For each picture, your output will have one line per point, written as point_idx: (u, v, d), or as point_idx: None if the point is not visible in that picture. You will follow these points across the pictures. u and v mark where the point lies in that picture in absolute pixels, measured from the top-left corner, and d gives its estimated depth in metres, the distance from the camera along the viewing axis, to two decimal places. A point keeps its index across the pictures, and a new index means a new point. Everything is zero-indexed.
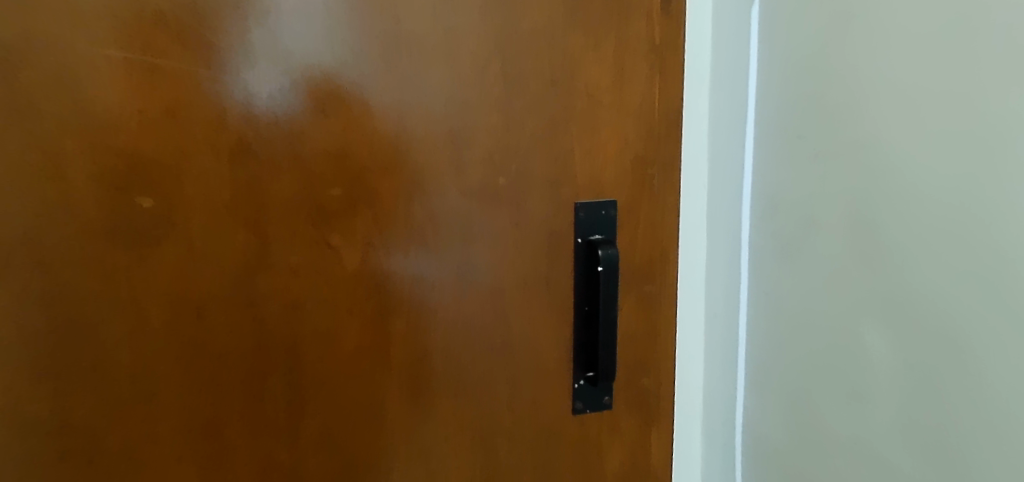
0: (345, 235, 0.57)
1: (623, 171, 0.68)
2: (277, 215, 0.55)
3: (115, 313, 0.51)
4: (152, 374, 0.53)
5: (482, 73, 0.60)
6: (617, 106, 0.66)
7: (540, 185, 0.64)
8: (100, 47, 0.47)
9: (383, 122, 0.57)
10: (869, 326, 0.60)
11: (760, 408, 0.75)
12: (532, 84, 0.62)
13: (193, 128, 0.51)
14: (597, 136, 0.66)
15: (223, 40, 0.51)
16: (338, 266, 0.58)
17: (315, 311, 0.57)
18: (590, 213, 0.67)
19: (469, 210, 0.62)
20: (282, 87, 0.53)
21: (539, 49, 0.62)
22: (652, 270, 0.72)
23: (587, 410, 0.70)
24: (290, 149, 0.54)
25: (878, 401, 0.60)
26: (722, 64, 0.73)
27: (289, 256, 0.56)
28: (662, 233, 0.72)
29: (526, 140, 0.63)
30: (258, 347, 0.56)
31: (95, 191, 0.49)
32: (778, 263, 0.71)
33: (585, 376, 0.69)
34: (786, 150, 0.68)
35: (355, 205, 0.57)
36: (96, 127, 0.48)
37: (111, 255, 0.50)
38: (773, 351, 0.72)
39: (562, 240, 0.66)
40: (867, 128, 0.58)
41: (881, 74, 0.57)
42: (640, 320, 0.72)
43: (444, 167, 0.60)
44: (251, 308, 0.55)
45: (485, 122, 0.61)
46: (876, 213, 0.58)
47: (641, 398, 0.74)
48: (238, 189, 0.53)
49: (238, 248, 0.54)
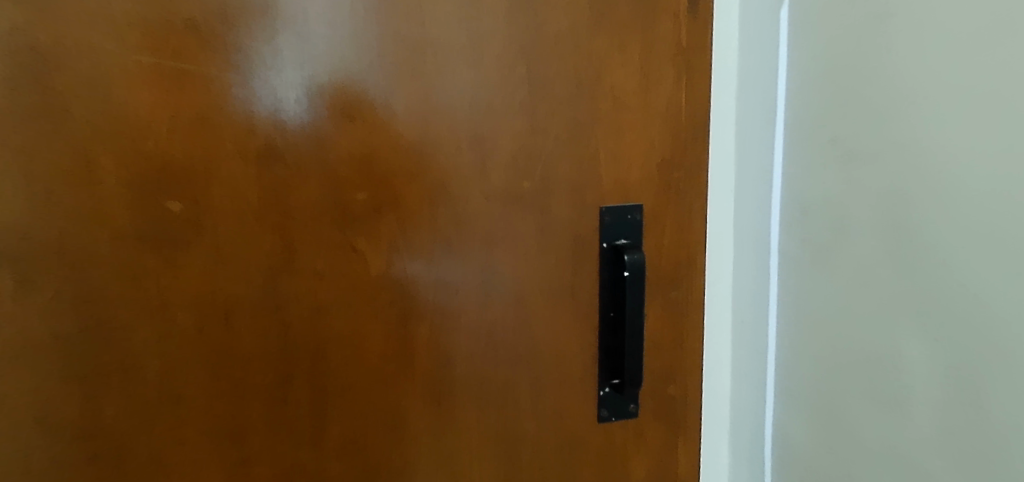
0: (370, 240, 0.57)
1: (649, 175, 0.67)
2: (303, 220, 0.55)
3: (143, 317, 0.51)
4: (178, 377, 0.53)
5: (507, 76, 0.60)
6: (642, 109, 0.65)
7: (565, 189, 0.64)
8: (129, 52, 0.48)
9: (407, 126, 0.57)
10: (906, 334, 0.58)
11: (790, 419, 0.73)
12: (557, 87, 0.62)
13: (221, 133, 0.51)
14: (622, 140, 0.65)
15: (251, 45, 0.51)
16: (362, 270, 0.57)
17: (339, 316, 0.57)
18: (615, 218, 0.66)
19: (493, 214, 0.61)
20: (310, 93, 0.53)
21: (564, 52, 0.61)
22: (678, 276, 0.70)
23: (613, 419, 0.69)
24: (316, 154, 0.54)
25: (916, 410, 0.58)
26: (749, 66, 0.72)
27: (314, 261, 0.56)
28: (688, 238, 0.70)
29: (551, 144, 0.62)
30: (283, 351, 0.56)
31: (123, 195, 0.49)
32: (810, 270, 0.69)
33: (611, 384, 0.68)
34: (818, 154, 0.66)
35: (379, 210, 0.57)
36: (127, 132, 0.49)
37: (140, 259, 0.50)
38: (805, 361, 0.70)
39: (586, 244, 0.65)
40: (904, 130, 0.57)
41: (919, 75, 0.55)
42: (666, 327, 0.71)
43: (469, 171, 0.60)
44: (276, 313, 0.55)
45: (509, 126, 0.61)
46: (916, 213, 0.57)
47: (668, 406, 0.72)
48: (265, 193, 0.53)
49: (265, 252, 0.54)
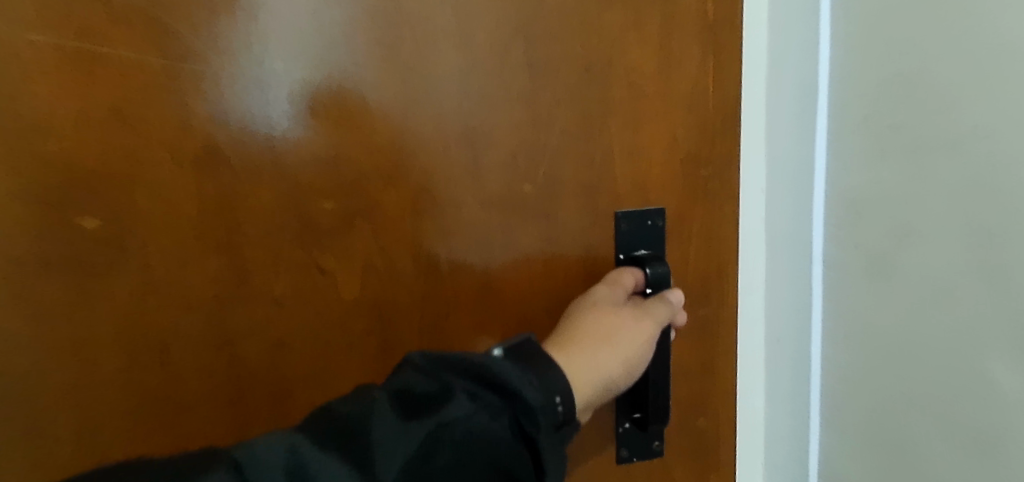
0: (340, 258, 0.48)
1: (672, 174, 0.57)
2: (255, 236, 0.45)
3: (53, 359, 0.41)
4: (100, 432, 0.43)
5: (502, 58, 0.50)
6: (663, 96, 0.56)
7: (574, 193, 0.54)
8: (20, 30, 0.38)
9: (383, 120, 0.47)
10: (998, 361, 0.48)
11: (843, 456, 0.63)
12: (561, 70, 0.52)
13: (148, 130, 0.41)
14: (640, 134, 0.55)
15: (179, 20, 0.41)
16: (333, 294, 0.48)
17: (304, 350, 0.47)
18: (635, 224, 0.56)
19: (490, 224, 0.52)
20: (262, 81, 0.44)
21: (570, 29, 0.51)
22: (707, 291, 0.61)
23: (635, 459, 0.61)
24: (270, 155, 0.44)
25: (1012, 453, 0.47)
26: (784, 42, 0.60)
27: (272, 285, 0.46)
28: (718, 246, 0.60)
29: (556, 139, 0.53)
30: (235, 394, 0.46)
31: (21, 210, 0.40)
32: (865, 281, 0.58)
33: (632, 418, 0.59)
34: (873, 144, 0.56)
35: (349, 221, 0.47)
36: (23, 131, 0.39)
37: (48, 288, 0.41)
38: (862, 387, 0.60)
39: (600, 257, 0.56)
40: (993, 112, 0.46)
41: (1010, 42, 0.45)
42: (693, 351, 0.61)
43: (459, 172, 0.50)
44: (226, 349, 0.45)
45: (507, 118, 0.51)
46: (1006, 212, 0.46)
47: (696, 440, 0.63)
48: (206, 202, 0.43)
49: (209, 275, 0.44)
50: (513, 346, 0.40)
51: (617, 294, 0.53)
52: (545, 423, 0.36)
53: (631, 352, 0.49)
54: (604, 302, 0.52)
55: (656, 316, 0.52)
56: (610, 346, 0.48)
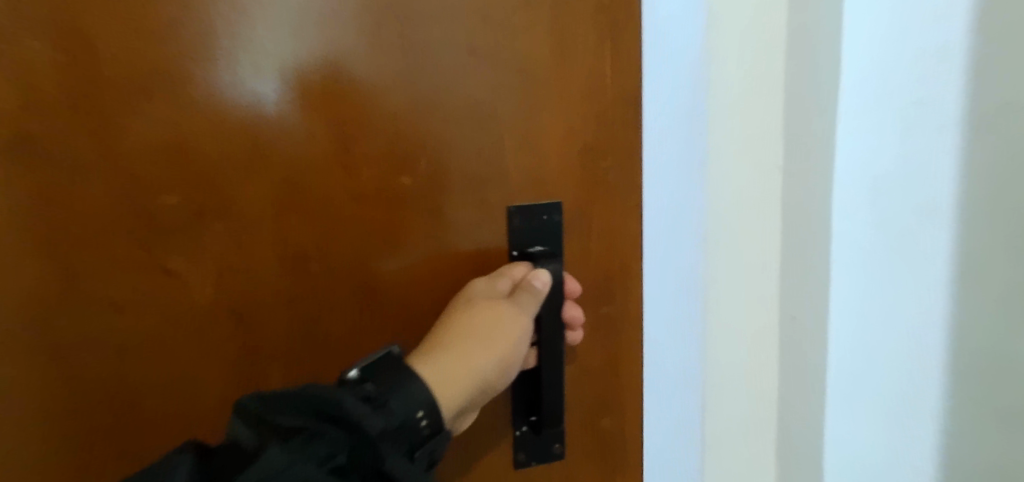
0: (188, 259, 0.44)
1: (570, 167, 0.54)
2: (85, 236, 0.41)
3: None
4: None
5: (372, 37, 0.46)
6: (558, 82, 0.52)
7: (460, 186, 0.51)
8: None
9: (236, 106, 0.43)
10: None
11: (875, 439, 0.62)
12: (441, 52, 0.48)
13: None
14: (534, 126, 0.52)
15: None
16: (181, 298, 0.44)
17: (150, 359, 0.44)
18: (528, 219, 0.53)
19: (364, 220, 0.48)
20: (252, 62, 0.43)
21: (448, 9, 0.48)
22: (609, 288, 0.58)
23: (533, 463, 0.58)
24: (97, 147, 0.41)
25: None
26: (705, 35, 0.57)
27: (108, 288, 0.42)
28: (622, 241, 0.58)
29: (439, 128, 0.49)
30: (69, 406, 0.43)
31: None
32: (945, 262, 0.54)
33: (529, 421, 0.57)
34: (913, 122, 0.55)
35: (197, 219, 0.44)
36: None
37: None
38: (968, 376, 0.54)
39: (492, 254, 0.53)
40: None
41: None
42: (596, 350, 0.59)
43: (328, 164, 0.46)
44: (54, 358, 0.42)
45: (380, 105, 0.47)
46: None
47: (601, 442, 0.61)
48: (26, 201, 0.40)
49: (33, 277, 0.41)
50: (373, 363, 0.43)
51: (494, 280, 0.51)
52: (387, 446, 0.38)
53: (509, 346, 0.50)
54: (481, 294, 0.51)
55: (531, 298, 0.51)
56: (487, 345, 0.49)
